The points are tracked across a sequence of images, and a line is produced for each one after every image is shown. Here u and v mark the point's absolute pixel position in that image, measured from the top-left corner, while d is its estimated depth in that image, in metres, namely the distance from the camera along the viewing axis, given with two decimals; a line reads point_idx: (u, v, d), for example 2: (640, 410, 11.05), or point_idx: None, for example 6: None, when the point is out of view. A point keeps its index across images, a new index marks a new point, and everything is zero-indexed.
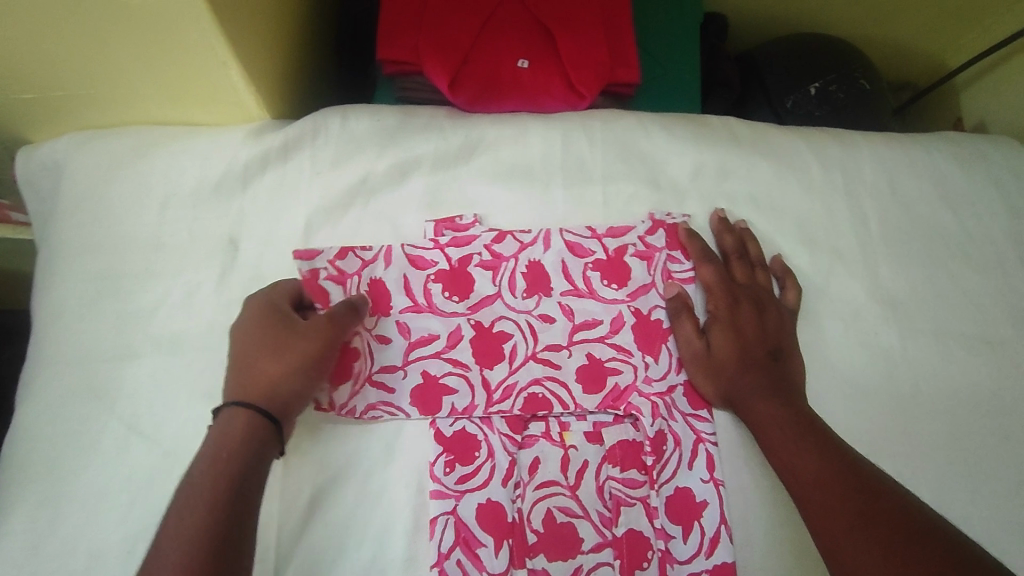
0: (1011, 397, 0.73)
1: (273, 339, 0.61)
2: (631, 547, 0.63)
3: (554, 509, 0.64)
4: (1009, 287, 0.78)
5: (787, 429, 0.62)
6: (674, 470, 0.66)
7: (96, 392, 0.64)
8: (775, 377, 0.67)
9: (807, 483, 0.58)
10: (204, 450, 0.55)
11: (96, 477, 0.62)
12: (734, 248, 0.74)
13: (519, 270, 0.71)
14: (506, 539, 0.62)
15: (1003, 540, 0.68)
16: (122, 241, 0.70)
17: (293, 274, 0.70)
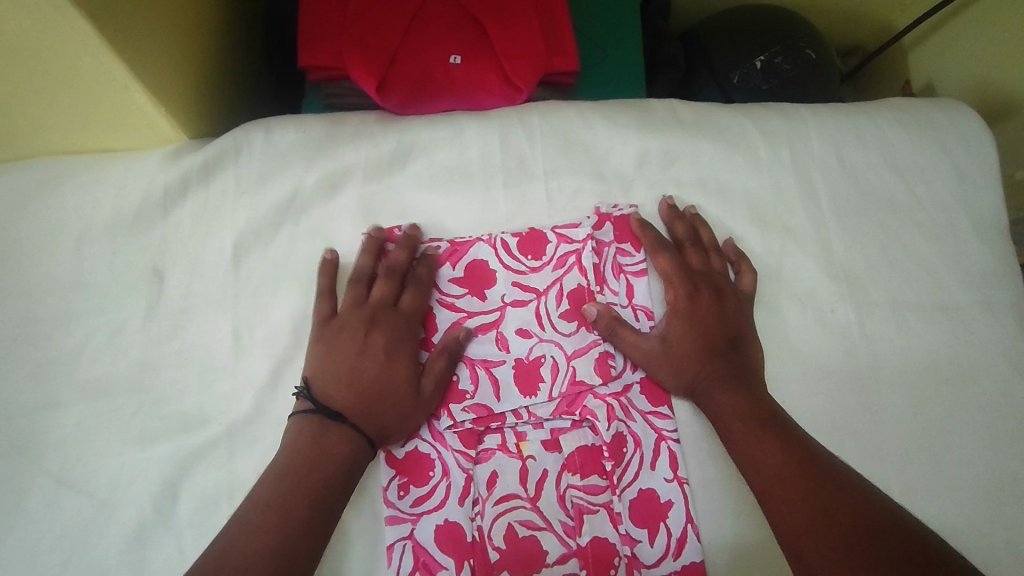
0: (969, 363, 0.72)
1: (344, 358, 0.62)
2: (597, 555, 0.61)
3: (515, 523, 0.62)
4: (963, 253, 0.76)
5: (748, 421, 0.61)
6: (635, 473, 0.64)
7: (20, 447, 0.61)
8: (734, 367, 0.65)
9: (769, 478, 0.57)
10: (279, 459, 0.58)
11: (27, 538, 0.58)
12: (686, 235, 0.72)
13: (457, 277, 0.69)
14: (467, 560, 0.60)
15: (967, 509, 0.67)
16: (36, 283, 0.65)
17: (224, 302, 0.66)
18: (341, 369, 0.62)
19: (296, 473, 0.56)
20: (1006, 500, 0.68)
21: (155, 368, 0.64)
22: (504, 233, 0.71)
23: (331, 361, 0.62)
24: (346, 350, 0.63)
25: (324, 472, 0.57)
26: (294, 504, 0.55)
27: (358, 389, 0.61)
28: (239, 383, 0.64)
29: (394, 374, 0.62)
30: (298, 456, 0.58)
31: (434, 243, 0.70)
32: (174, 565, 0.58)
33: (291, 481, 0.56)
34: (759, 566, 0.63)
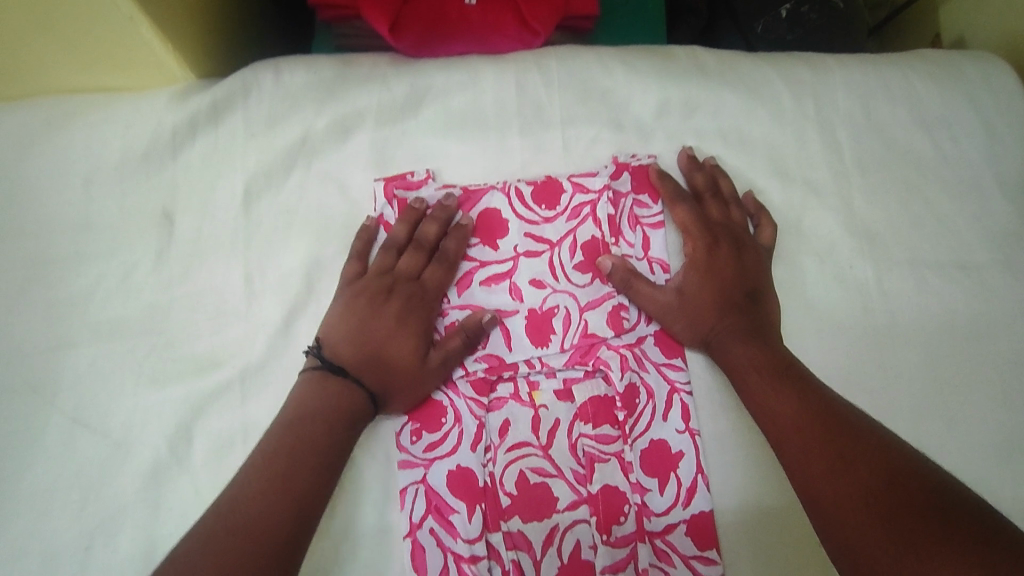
0: (985, 322, 0.72)
1: (368, 322, 0.62)
2: (607, 503, 0.62)
3: (527, 470, 0.62)
4: (987, 210, 0.74)
5: (765, 373, 0.61)
6: (647, 423, 0.64)
7: (36, 385, 0.61)
8: (751, 320, 0.65)
9: (785, 427, 0.57)
10: (272, 432, 0.56)
11: (44, 474, 0.59)
12: (705, 187, 0.70)
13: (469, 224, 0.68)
14: (479, 504, 0.61)
15: (975, 465, 0.67)
16: (45, 223, 0.64)
17: (234, 247, 0.65)
18: (360, 333, 0.61)
19: (287, 444, 0.55)
20: (1015, 459, 0.68)
21: (167, 310, 0.63)
22: (520, 180, 0.69)
23: (360, 322, 0.62)
24: (369, 312, 0.62)
25: (324, 431, 0.56)
26: (276, 467, 0.53)
27: (364, 352, 0.61)
28: (251, 328, 0.63)
29: (401, 340, 0.62)
30: (316, 413, 0.57)
31: (447, 188, 0.68)
32: (189, 503, 0.59)
33: (289, 444, 0.55)
34: (767, 517, 0.63)
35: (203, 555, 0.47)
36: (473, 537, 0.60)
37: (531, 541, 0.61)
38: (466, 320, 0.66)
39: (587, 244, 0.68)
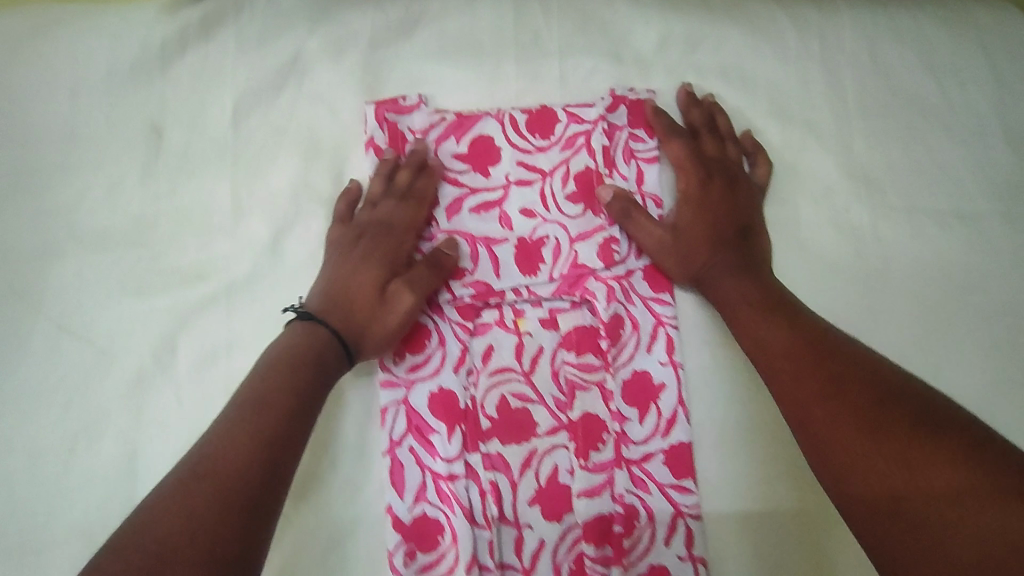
0: (981, 272, 0.70)
1: (338, 270, 0.61)
2: (587, 429, 0.62)
3: (508, 395, 0.63)
4: (990, 160, 0.72)
5: (754, 304, 0.61)
6: (630, 354, 0.64)
7: (19, 290, 0.59)
8: (743, 254, 0.64)
9: (778, 357, 0.57)
10: (243, 387, 0.53)
11: (29, 379, 0.58)
12: (701, 122, 0.69)
13: (460, 150, 0.66)
14: (459, 425, 0.61)
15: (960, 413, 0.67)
16: (31, 130, 0.63)
17: (223, 163, 0.64)
18: (329, 283, 0.60)
19: (261, 392, 0.52)
20: (1000, 411, 0.67)
21: (151, 222, 0.62)
22: (514, 108, 0.67)
23: (332, 270, 0.61)
24: (340, 261, 0.61)
25: (302, 376, 0.54)
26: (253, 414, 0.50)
27: (335, 298, 0.59)
28: (236, 245, 0.62)
29: (369, 284, 0.60)
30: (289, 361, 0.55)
31: (439, 113, 0.66)
32: (173, 412, 0.59)
33: (264, 390, 0.52)
34: (749, 453, 0.63)
35: (169, 514, 0.43)
36: (452, 457, 0.60)
37: (509, 464, 0.62)
38: (455, 246, 0.64)
39: (580, 175, 0.66)
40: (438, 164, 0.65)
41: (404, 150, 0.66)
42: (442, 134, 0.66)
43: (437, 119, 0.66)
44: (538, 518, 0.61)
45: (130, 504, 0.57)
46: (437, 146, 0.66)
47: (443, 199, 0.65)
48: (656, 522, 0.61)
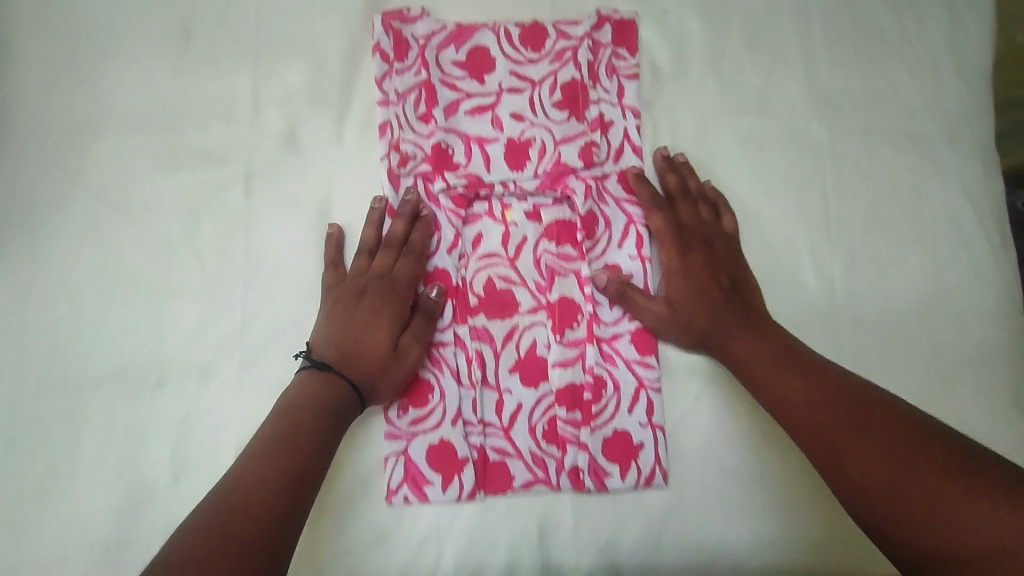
0: (927, 189, 0.75)
1: (347, 323, 0.64)
2: (563, 310, 0.70)
3: (494, 277, 0.70)
4: (939, 89, 0.77)
5: (764, 340, 0.64)
6: (604, 248, 0.72)
7: (61, 162, 0.67)
8: (738, 307, 0.67)
9: (797, 407, 0.59)
10: (268, 424, 0.58)
11: (67, 240, 0.65)
12: (677, 189, 0.71)
13: (458, 58, 0.73)
14: (451, 301, 0.69)
15: (900, 315, 0.72)
16: (72, 22, 0.70)
17: (244, 62, 0.71)
18: (339, 335, 0.63)
19: (275, 442, 0.56)
20: (936, 315, 0.73)
21: (180, 109, 0.69)
22: (509, 23, 0.75)
23: (340, 331, 0.64)
24: (346, 313, 0.64)
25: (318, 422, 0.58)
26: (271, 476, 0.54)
27: (344, 346, 0.63)
28: (255, 134, 0.69)
29: (378, 339, 0.63)
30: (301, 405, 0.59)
31: (440, 23, 0.73)
32: (195, 276, 0.66)
33: (276, 442, 0.56)
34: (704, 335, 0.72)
35: (200, 537, 0.48)
36: (444, 329, 0.69)
37: (493, 336, 0.70)
38: (450, 142, 0.71)
39: (567, 85, 0.73)
40: (438, 69, 0.72)
41: (407, 55, 0.72)
42: (443, 42, 0.72)
43: (440, 28, 0.73)
44: (517, 385, 0.70)
45: (158, 353, 0.65)
46: (438, 52, 0.72)
47: (442, 100, 0.72)
48: (621, 394, 0.70)
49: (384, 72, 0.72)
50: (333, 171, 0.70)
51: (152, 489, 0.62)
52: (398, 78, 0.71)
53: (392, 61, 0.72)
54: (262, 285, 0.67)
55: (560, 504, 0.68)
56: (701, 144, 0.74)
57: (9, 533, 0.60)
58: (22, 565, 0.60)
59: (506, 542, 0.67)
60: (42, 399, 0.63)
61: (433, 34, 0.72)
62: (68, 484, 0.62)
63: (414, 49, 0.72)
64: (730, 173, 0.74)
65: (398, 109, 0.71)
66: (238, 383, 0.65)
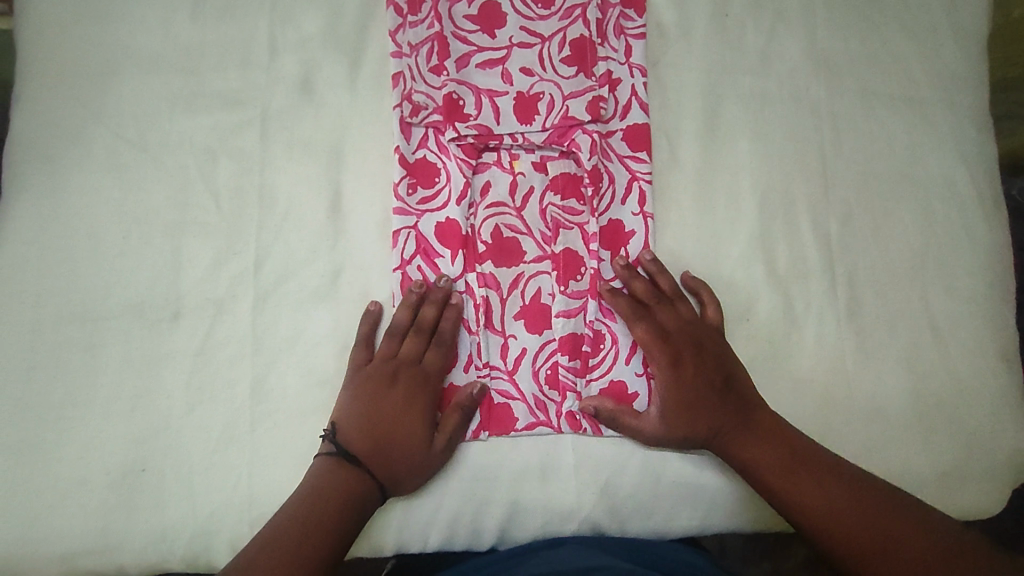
0: (921, 150, 0.78)
1: (376, 413, 0.64)
2: (567, 262, 0.71)
3: (502, 227, 0.72)
4: (936, 56, 0.80)
5: (766, 440, 0.64)
6: (608, 204, 0.73)
7: (85, 103, 0.69)
8: (737, 409, 0.66)
9: (820, 517, 0.60)
10: (287, 506, 0.60)
11: (90, 177, 0.68)
12: (649, 294, 0.69)
13: (470, 12, 0.74)
14: (460, 249, 0.70)
15: (894, 271, 0.75)
16: None
17: (261, 9, 0.72)
18: (367, 426, 0.63)
19: (301, 531, 0.57)
20: (927, 272, 0.75)
21: (200, 54, 0.71)
22: None
23: (369, 415, 0.64)
24: (379, 397, 0.64)
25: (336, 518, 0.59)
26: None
27: (376, 439, 0.63)
28: (272, 79, 0.71)
29: (408, 431, 0.64)
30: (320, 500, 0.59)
31: None
32: (210, 216, 0.68)
33: (294, 539, 0.57)
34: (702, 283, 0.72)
35: None
36: (453, 277, 0.70)
37: (500, 283, 0.71)
38: (462, 94, 0.72)
39: (575, 43, 0.74)
40: (450, 23, 0.73)
41: (420, 6, 0.73)
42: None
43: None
44: (522, 330, 0.70)
45: (174, 287, 0.67)
46: (451, 6, 0.73)
47: (454, 52, 0.73)
48: (620, 344, 0.70)
49: (398, 25, 0.73)
50: (347, 119, 0.72)
51: (165, 418, 0.64)
52: (412, 31, 0.73)
53: (405, 14, 0.73)
54: (276, 227, 0.69)
55: (562, 443, 0.68)
56: (705, 101, 0.76)
57: (26, 453, 0.62)
58: (39, 483, 0.61)
59: (509, 477, 0.67)
60: (62, 326, 0.65)
61: None
62: (83, 408, 0.63)
63: (427, 3, 0.73)
64: (733, 130, 0.75)
65: (411, 61, 0.72)
66: (250, 319, 0.67)
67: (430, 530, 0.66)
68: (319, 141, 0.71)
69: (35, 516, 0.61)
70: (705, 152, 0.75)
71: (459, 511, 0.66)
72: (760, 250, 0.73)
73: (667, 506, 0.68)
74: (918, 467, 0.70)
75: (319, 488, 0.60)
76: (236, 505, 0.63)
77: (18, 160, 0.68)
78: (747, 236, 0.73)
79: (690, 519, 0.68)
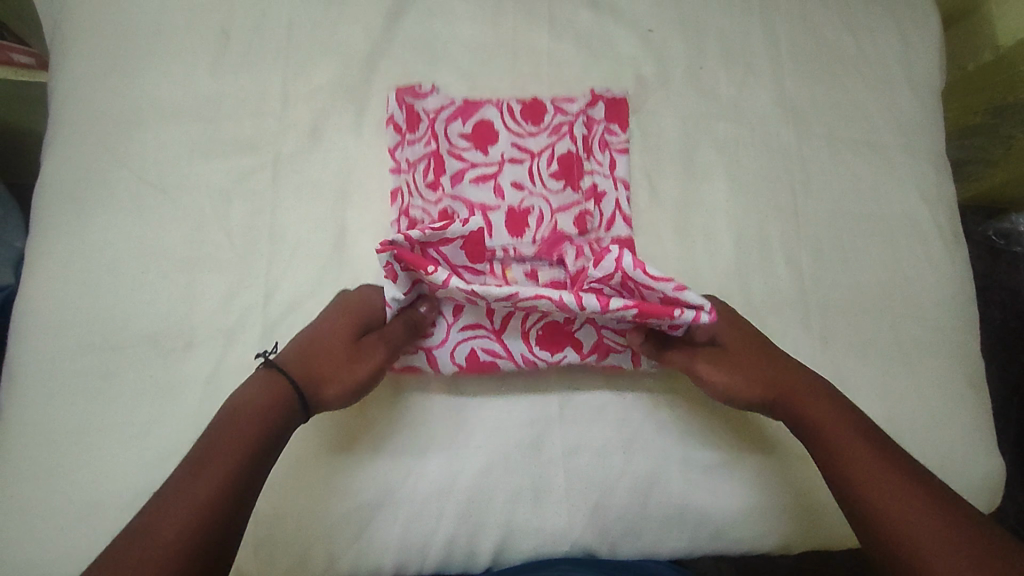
0: (886, 189, 0.84)
1: (324, 347, 0.63)
2: (556, 332, 0.71)
3: (500, 323, 0.70)
4: (895, 104, 0.87)
5: (808, 396, 0.64)
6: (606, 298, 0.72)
7: (110, 149, 0.75)
8: (772, 360, 0.67)
9: (873, 490, 0.56)
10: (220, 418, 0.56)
11: (111, 216, 0.73)
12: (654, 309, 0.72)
13: (463, 130, 0.77)
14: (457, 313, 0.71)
15: (865, 300, 0.79)
16: (124, 26, 0.79)
17: (274, 64, 0.79)
18: (307, 353, 0.62)
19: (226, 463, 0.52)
20: (896, 301, 0.80)
21: (218, 104, 0.77)
22: (511, 99, 0.79)
23: (311, 349, 0.62)
24: (330, 342, 0.63)
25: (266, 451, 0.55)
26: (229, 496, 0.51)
27: (309, 367, 0.61)
28: (283, 126, 0.77)
29: (343, 371, 0.62)
30: (251, 409, 0.56)
31: (449, 99, 0.78)
32: (223, 251, 0.73)
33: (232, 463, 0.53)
34: None
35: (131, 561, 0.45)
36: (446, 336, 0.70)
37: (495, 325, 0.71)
38: (457, 209, 0.75)
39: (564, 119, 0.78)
40: (446, 141, 0.77)
41: (417, 128, 0.77)
42: (449, 129, 0.77)
43: (447, 102, 0.78)
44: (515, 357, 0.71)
45: (188, 318, 0.71)
46: (447, 125, 0.77)
47: (450, 169, 0.76)
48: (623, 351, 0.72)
49: (395, 151, 0.77)
50: (352, 161, 0.77)
51: (177, 442, 0.67)
52: (411, 112, 0.77)
53: (404, 132, 0.77)
54: (284, 261, 0.73)
55: (555, 466, 0.71)
56: (684, 146, 0.82)
57: (41, 476, 0.65)
58: (53, 507, 0.64)
59: (503, 499, 0.69)
60: (80, 356, 0.69)
61: (440, 107, 0.78)
62: (98, 434, 0.67)
63: (424, 129, 0.77)
64: (711, 171, 0.81)
65: (408, 176, 0.76)
66: (259, 347, 0.71)
67: (428, 552, 0.69)
68: (327, 181, 0.76)
69: (48, 539, 0.63)
70: (684, 191, 0.81)
71: (455, 533, 0.69)
72: (737, 282, 0.78)
73: (655, 528, 0.71)
74: None
75: (248, 387, 0.59)
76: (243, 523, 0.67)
77: (48, 202, 0.74)
78: (725, 269, 0.78)
79: (677, 540, 0.71)
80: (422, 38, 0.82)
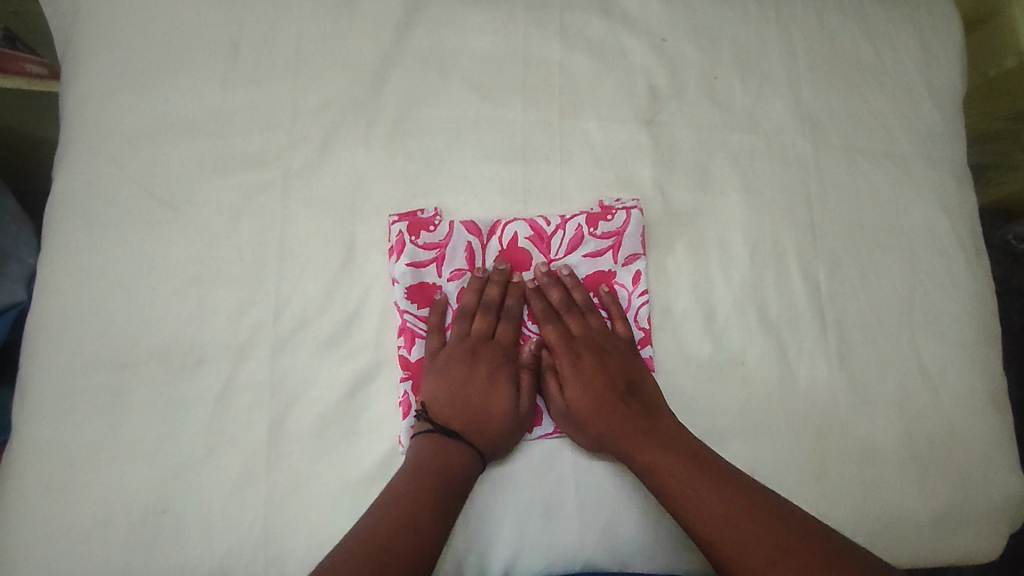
0: (904, 202, 0.82)
1: (469, 375, 0.71)
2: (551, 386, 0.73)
3: None
4: (915, 114, 0.85)
5: (649, 444, 0.66)
6: None
7: (120, 163, 0.75)
8: (633, 414, 0.69)
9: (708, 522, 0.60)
10: (391, 489, 0.63)
11: (121, 231, 0.73)
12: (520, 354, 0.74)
13: (474, 257, 0.75)
14: None
15: (883, 315, 0.78)
16: (136, 41, 0.78)
17: (285, 79, 0.78)
18: (450, 399, 0.70)
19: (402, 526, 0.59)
20: (915, 316, 0.78)
21: (229, 119, 0.77)
22: (521, 222, 0.76)
23: (456, 392, 0.70)
24: (462, 378, 0.71)
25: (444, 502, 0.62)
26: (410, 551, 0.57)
27: (469, 407, 0.70)
28: (292, 141, 0.77)
29: (494, 397, 0.70)
30: (423, 473, 0.63)
31: (459, 224, 0.74)
32: (233, 266, 0.73)
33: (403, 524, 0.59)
34: (699, 316, 0.76)
35: None
36: None
37: None
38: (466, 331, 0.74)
39: (567, 264, 0.76)
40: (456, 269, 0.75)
41: (426, 260, 0.73)
42: (458, 247, 0.75)
43: (456, 229, 0.74)
44: None
45: (198, 335, 0.71)
46: (459, 256, 0.75)
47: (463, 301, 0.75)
48: None
49: (409, 242, 0.73)
50: (363, 175, 0.77)
51: (187, 461, 0.67)
52: (417, 255, 0.73)
53: (415, 261, 0.73)
54: (294, 277, 0.73)
55: (566, 485, 0.70)
56: (697, 157, 0.81)
57: (53, 492, 0.65)
58: (64, 522, 0.65)
59: (514, 517, 0.69)
60: (91, 372, 0.69)
61: (449, 241, 0.74)
62: (109, 450, 0.67)
63: (434, 254, 0.74)
64: (725, 184, 0.80)
65: (421, 312, 0.74)
66: (268, 365, 0.70)
67: None
68: (339, 196, 0.76)
69: (61, 556, 0.64)
70: (699, 205, 0.79)
71: (465, 555, 0.67)
72: (752, 297, 0.77)
73: (668, 549, 0.70)
74: (914, 511, 0.72)
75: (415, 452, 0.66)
76: (252, 546, 0.65)
77: (59, 219, 0.74)
78: (740, 283, 0.77)
79: (690, 560, 0.70)
80: (432, 50, 0.81)
